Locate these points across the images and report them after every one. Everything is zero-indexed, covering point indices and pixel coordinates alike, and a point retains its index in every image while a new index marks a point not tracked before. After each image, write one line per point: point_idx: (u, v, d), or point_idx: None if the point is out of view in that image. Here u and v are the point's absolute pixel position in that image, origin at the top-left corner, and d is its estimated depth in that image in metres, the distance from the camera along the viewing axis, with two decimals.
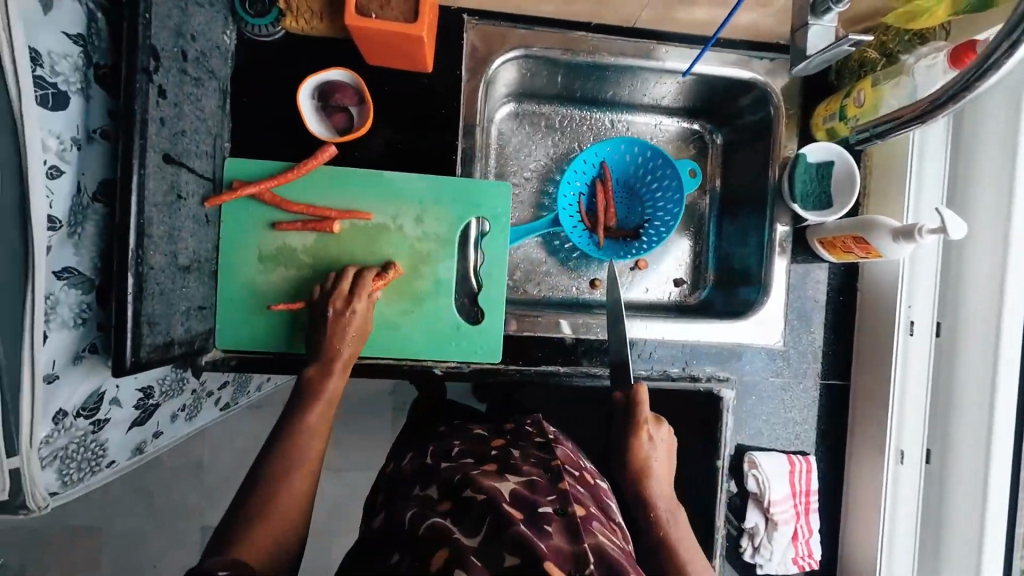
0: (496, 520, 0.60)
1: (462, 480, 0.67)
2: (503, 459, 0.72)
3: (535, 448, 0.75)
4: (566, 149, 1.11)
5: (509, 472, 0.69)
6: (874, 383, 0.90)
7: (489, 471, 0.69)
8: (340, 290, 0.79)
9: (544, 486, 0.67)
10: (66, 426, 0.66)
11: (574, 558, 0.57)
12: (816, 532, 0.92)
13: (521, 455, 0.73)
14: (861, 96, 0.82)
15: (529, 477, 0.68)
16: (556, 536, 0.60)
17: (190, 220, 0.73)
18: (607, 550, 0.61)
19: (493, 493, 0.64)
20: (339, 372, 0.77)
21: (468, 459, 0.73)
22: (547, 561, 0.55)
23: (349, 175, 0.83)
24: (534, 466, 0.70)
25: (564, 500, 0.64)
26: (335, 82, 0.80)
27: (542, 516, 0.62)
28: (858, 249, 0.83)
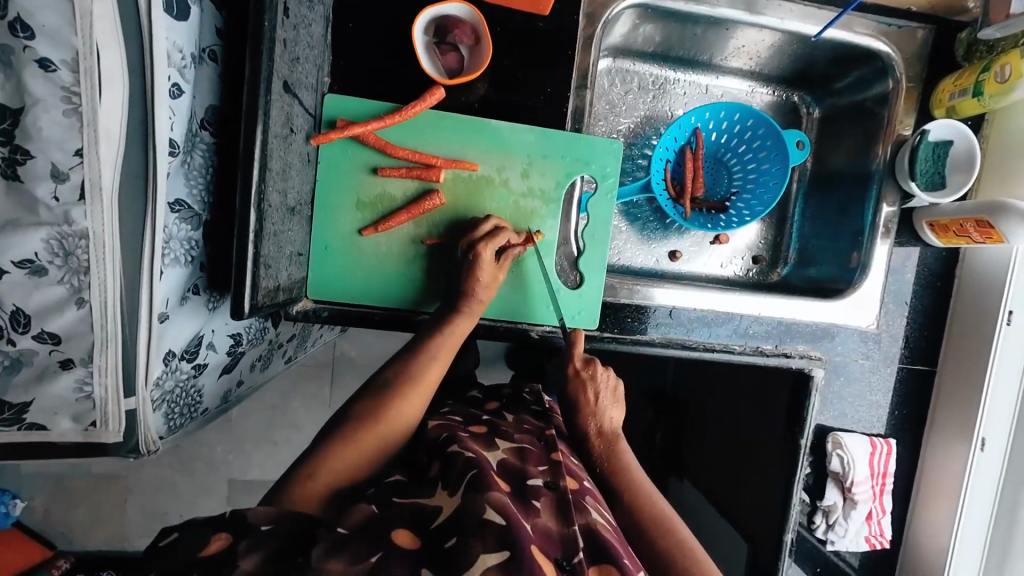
0: (480, 474, 0.55)
1: (447, 437, 0.61)
2: (493, 426, 0.69)
3: (528, 416, 0.74)
4: (657, 112, 1.06)
5: (499, 438, 0.65)
6: (966, 371, 0.89)
7: (478, 436, 0.65)
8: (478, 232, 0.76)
9: (535, 456, 0.63)
10: (173, 368, 0.62)
11: (563, 542, 0.53)
12: (889, 513, 0.93)
13: (512, 424, 0.71)
14: (1006, 70, 0.78)
15: (519, 444, 0.65)
16: (544, 514, 0.55)
17: (298, 158, 0.68)
18: (600, 528, 0.57)
19: (481, 455, 0.59)
20: (466, 314, 0.75)
21: (455, 421, 0.69)
22: (534, 546, 0.49)
23: (455, 121, 0.78)
24: (526, 434, 0.68)
25: (557, 473, 0.61)
26: (452, 16, 0.75)
27: (532, 489, 0.57)
28: (977, 233, 0.81)
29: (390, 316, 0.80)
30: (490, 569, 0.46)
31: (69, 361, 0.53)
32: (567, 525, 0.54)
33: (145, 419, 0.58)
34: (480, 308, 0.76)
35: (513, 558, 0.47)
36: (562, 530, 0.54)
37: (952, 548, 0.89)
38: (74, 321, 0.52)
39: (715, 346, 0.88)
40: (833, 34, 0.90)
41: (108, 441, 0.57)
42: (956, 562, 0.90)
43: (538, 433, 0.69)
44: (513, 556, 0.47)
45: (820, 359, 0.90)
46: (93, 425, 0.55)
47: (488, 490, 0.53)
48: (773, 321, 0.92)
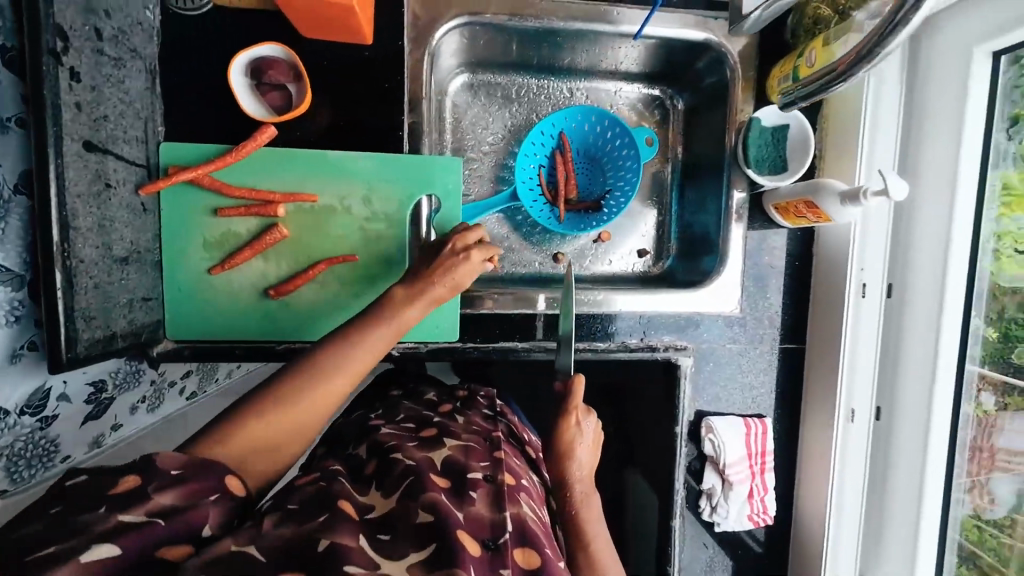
0: (417, 481, 0.61)
1: (393, 444, 0.68)
2: (443, 426, 0.74)
3: (478, 418, 0.80)
4: (525, 121, 1.08)
5: (446, 437, 0.71)
6: (825, 345, 0.91)
7: (426, 439, 0.71)
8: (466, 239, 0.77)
9: (477, 454, 0.69)
10: (10, 424, 0.66)
11: (492, 525, 0.58)
12: (771, 490, 0.96)
13: (462, 425, 0.77)
14: (813, 56, 0.79)
15: (465, 444, 0.71)
16: (478, 503, 0.60)
17: (123, 210, 0.71)
18: (528, 520, 0.61)
19: (423, 460, 0.65)
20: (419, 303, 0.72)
21: (408, 428, 0.75)
22: (459, 529, 0.55)
23: (292, 157, 0.81)
24: (472, 434, 0.74)
25: (496, 467, 0.67)
26: (267, 57, 0.76)
27: (468, 483, 0.63)
28: (810, 213, 0.83)
29: (252, 349, 0.84)
30: (416, 557, 0.52)
31: None
32: (498, 511, 0.60)
33: None
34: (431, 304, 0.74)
35: (434, 549, 0.52)
36: (493, 516, 0.59)
37: (830, 515, 0.92)
38: None
39: (581, 346, 0.91)
40: (670, 31, 0.93)
41: None
42: (836, 531, 0.92)
43: (486, 434, 0.76)
44: (434, 548, 0.53)
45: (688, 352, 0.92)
46: None
47: (423, 493, 0.59)
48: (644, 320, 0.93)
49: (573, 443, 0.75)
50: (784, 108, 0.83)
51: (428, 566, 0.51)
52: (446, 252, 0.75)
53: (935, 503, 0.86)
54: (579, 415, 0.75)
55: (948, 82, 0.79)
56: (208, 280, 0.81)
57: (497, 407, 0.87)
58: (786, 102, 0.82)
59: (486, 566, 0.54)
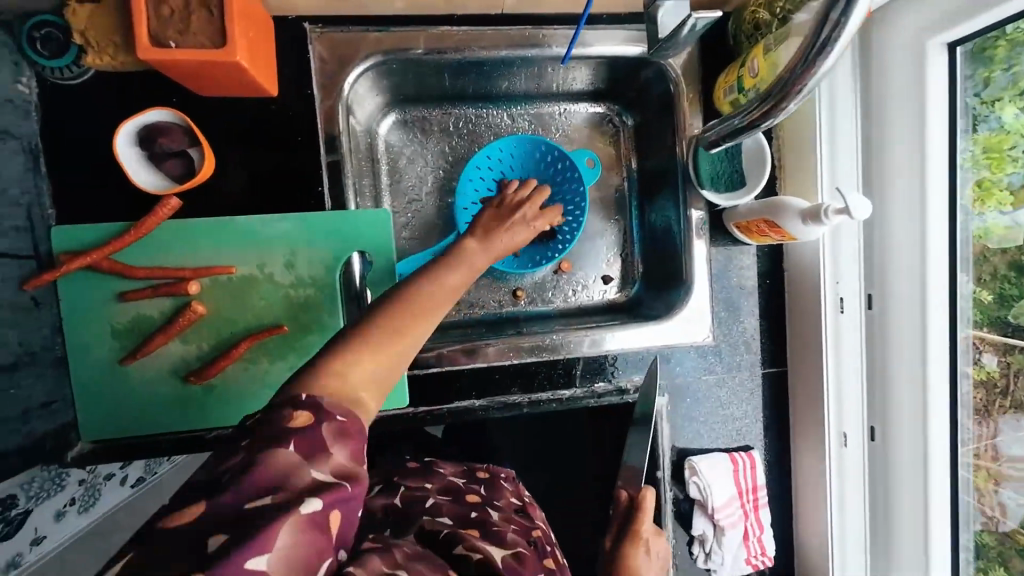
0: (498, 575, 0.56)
1: (452, 535, 0.62)
2: (483, 523, 0.67)
3: (519, 516, 0.73)
4: (467, 153, 1.01)
5: (495, 537, 0.64)
6: (808, 368, 0.84)
7: (483, 535, 0.65)
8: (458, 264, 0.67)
9: (530, 561, 0.63)
10: None
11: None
12: (768, 527, 0.88)
13: (501, 521, 0.69)
14: (755, 65, 0.73)
15: (514, 548, 0.63)
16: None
17: (7, 311, 0.63)
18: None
19: (490, 557, 0.59)
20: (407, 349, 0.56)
21: (448, 517, 0.68)
22: None
23: (197, 227, 0.73)
24: (516, 534, 0.67)
25: None
26: (158, 123, 0.68)
27: None
28: (772, 232, 0.77)
29: (181, 439, 0.76)
30: None
31: None
32: None
33: None
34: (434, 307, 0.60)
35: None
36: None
37: (832, 552, 0.84)
38: None
39: (543, 398, 0.84)
40: (603, 48, 0.88)
41: None
42: (840, 567, 0.85)
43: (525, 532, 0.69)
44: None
45: (632, 392, 0.86)
46: None
47: None
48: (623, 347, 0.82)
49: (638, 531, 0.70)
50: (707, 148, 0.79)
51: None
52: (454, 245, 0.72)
53: (945, 529, 0.78)
54: (647, 539, 0.71)
55: (901, 78, 0.73)
56: (121, 371, 0.74)
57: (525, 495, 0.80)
58: (711, 140, 0.77)
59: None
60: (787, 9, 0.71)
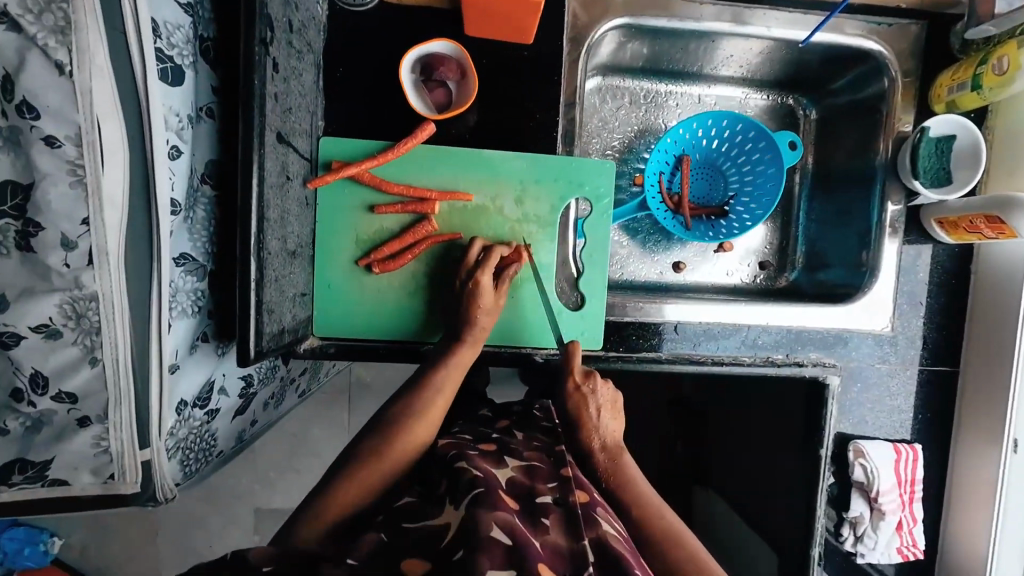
0: (487, 495, 0.56)
1: (456, 455, 0.64)
2: (503, 442, 0.71)
3: (537, 433, 0.75)
4: (650, 126, 1.06)
5: (508, 455, 0.68)
6: (990, 370, 0.86)
7: (488, 453, 0.67)
8: (488, 264, 0.76)
9: (544, 473, 0.65)
10: (186, 416, 0.65)
11: (574, 557, 0.53)
12: (920, 521, 0.89)
13: (522, 440, 0.73)
14: (1004, 62, 0.77)
15: (529, 462, 0.67)
16: (553, 531, 0.56)
17: (296, 203, 0.71)
18: (610, 541, 0.58)
19: (489, 474, 0.60)
20: (469, 344, 0.76)
21: (466, 439, 0.72)
22: (540, 564, 0.50)
23: (446, 155, 0.79)
24: (535, 450, 0.70)
25: (566, 489, 0.62)
26: (438, 54, 0.76)
27: (541, 508, 0.59)
28: (988, 229, 0.79)
29: (394, 349, 0.81)
30: None
31: (86, 418, 0.55)
32: (576, 540, 0.55)
33: (161, 469, 0.60)
34: (483, 335, 0.77)
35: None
36: (572, 544, 0.54)
37: (993, 556, 0.85)
38: (89, 379, 0.54)
39: (725, 360, 0.87)
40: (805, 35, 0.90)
41: (126, 493, 0.59)
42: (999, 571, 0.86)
43: (548, 448, 0.71)
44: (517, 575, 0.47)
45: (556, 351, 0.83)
46: (112, 477, 0.57)
47: (496, 512, 0.54)
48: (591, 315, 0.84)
49: (584, 402, 0.75)
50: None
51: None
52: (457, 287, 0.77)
53: None
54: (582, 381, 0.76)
55: None
56: (361, 277, 0.80)
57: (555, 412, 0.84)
58: None
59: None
60: None
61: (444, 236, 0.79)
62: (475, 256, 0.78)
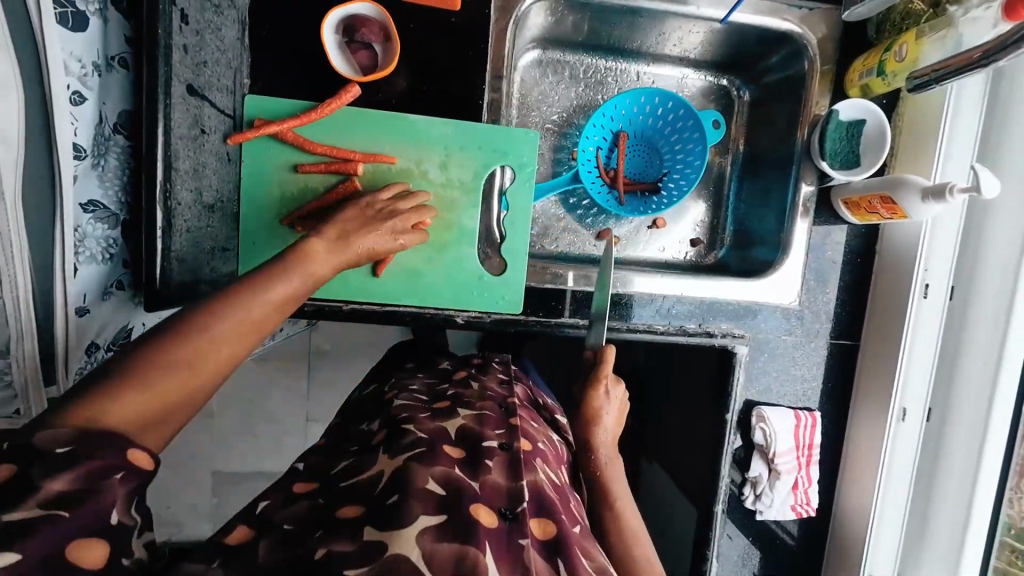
0: (427, 451, 0.62)
1: (406, 417, 0.70)
2: (456, 397, 0.76)
3: (491, 382, 0.82)
4: (590, 101, 1.08)
5: (460, 408, 0.73)
6: (883, 344, 0.91)
7: (440, 410, 0.72)
8: (395, 207, 0.76)
9: (492, 422, 0.71)
10: (98, 359, 0.67)
11: (510, 494, 0.59)
12: (815, 482, 0.96)
13: (475, 393, 0.78)
14: (903, 50, 0.80)
15: (480, 411, 0.72)
16: (494, 472, 0.61)
17: (213, 157, 0.72)
18: (544, 487, 0.64)
19: (435, 432, 0.66)
20: (348, 254, 0.69)
21: (421, 400, 0.77)
22: (476, 501, 0.55)
23: (371, 118, 0.81)
24: (487, 402, 0.75)
25: (511, 435, 0.68)
26: (361, 15, 0.78)
27: (486, 450, 0.64)
28: (884, 210, 0.84)
29: (319, 308, 0.84)
30: (430, 527, 0.51)
31: None
32: (514, 480, 0.61)
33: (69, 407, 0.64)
34: (361, 257, 0.72)
35: (449, 521, 0.52)
36: (510, 485, 0.60)
37: (874, 514, 0.93)
38: None
39: (640, 327, 0.91)
40: (739, 17, 0.93)
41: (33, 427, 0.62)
42: (879, 530, 0.93)
43: (500, 400, 0.77)
44: (450, 518, 0.53)
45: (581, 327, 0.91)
46: (16, 413, 0.60)
47: (434, 464, 0.59)
48: (513, 281, 0.88)
49: (598, 408, 0.78)
50: (912, 91, 0.77)
51: (439, 534, 0.50)
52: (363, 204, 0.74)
53: (987, 503, 0.88)
54: (607, 385, 0.79)
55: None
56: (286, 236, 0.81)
57: (512, 369, 0.90)
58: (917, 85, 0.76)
59: (505, 536, 0.54)
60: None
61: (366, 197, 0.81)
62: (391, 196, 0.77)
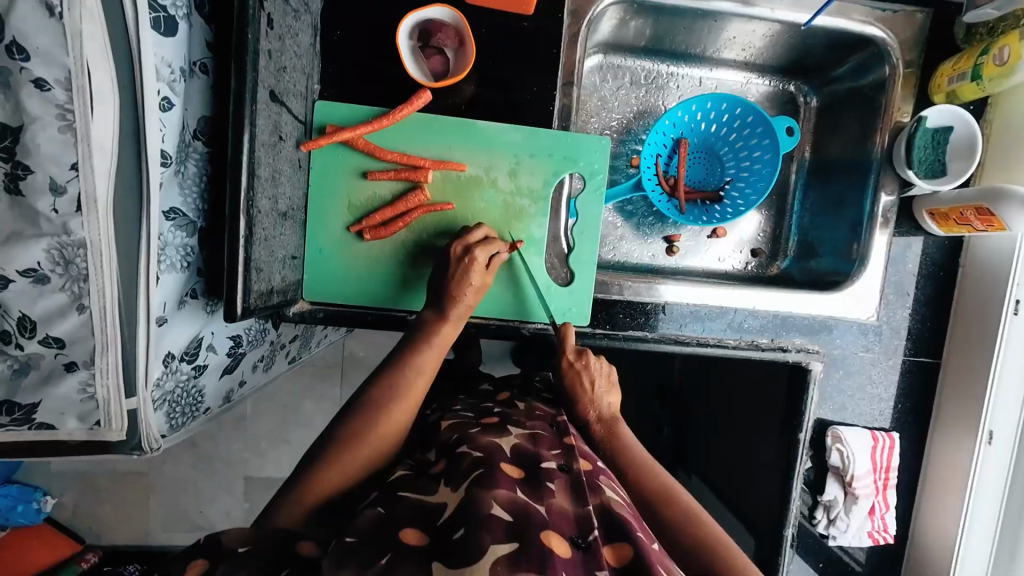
0: (487, 472, 0.56)
1: (458, 438, 0.64)
2: (505, 416, 0.71)
3: (539, 404, 0.78)
4: (650, 107, 1.05)
5: (511, 425, 0.68)
6: (970, 363, 0.86)
7: (490, 427, 0.67)
8: (467, 237, 0.77)
9: (547, 442, 0.66)
10: (172, 369, 0.66)
11: (578, 522, 0.54)
12: (893, 508, 0.91)
13: (522, 414, 0.73)
14: (1004, 53, 0.76)
15: (532, 432, 0.68)
16: (559, 495, 0.57)
17: (288, 164, 0.71)
18: (615, 506, 0.58)
19: (490, 450, 0.61)
20: (452, 320, 0.73)
21: (468, 417, 0.71)
22: (546, 530, 0.51)
23: (442, 123, 0.79)
24: (537, 422, 0.71)
25: (569, 456, 0.64)
26: (435, 20, 0.77)
27: (545, 473, 0.59)
28: (978, 221, 0.80)
29: (383, 317, 0.81)
30: (501, 557, 0.46)
31: (73, 363, 0.55)
32: (581, 505, 0.56)
33: (146, 420, 0.62)
34: (466, 313, 0.75)
35: (522, 549, 0.47)
36: (577, 509, 0.56)
37: (959, 542, 0.87)
38: (76, 326, 0.54)
39: (710, 342, 0.88)
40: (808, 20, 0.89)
41: (111, 439, 0.60)
42: (964, 559, 0.88)
43: (550, 420, 0.73)
44: (521, 547, 0.48)
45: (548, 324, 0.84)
46: (97, 424, 0.58)
47: (495, 488, 0.54)
48: (581, 292, 0.85)
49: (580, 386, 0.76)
50: None
51: (512, 566, 0.46)
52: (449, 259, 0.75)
53: None
54: (575, 355, 0.78)
55: None
56: (354, 245, 0.80)
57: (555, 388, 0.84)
58: None
59: (582, 569, 0.49)
60: None
61: (437, 206, 0.79)
62: (480, 235, 0.77)
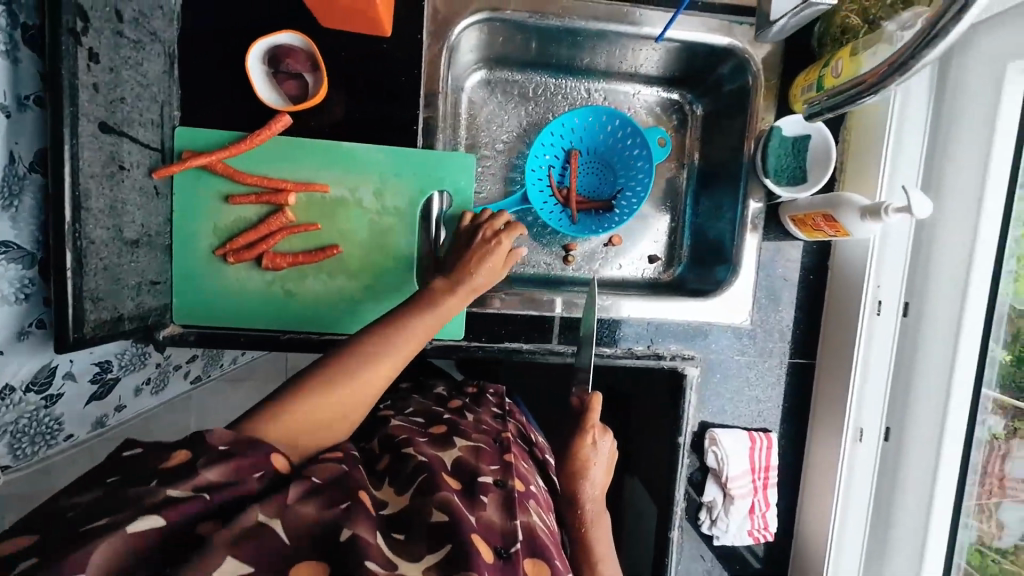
0: (430, 479, 0.60)
1: (405, 441, 0.68)
2: (453, 424, 0.74)
3: (487, 416, 0.80)
4: (540, 119, 1.07)
5: (457, 436, 0.71)
6: (836, 365, 0.89)
7: (437, 438, 0.70)
8: (494, 224, 0.79)
9: (489, 454, 0.69)
10: (15, 400, 0.67)
11: (503, 533, 0.57)
12: (773, 506, 0.93)
13: (472, 422, 0.76)
14: (839, 65, 0.79)
15: (476, 443, 0.70)
16: (489, 508, 0.59)
17: (136, 192, 0.72)
18: (538, 530, 0.60)
19: (434, 458, 0.65)
20: (460, 294, 0.75)
21: (417, 423, 0.75)
22: (475, 534, 0.54)
23: (303, 146, 0.81)
24: (482, 434, 0.73)
25: (506, 472, 0.66)
26: (286, 46, 0.77)
27: (480, 486, 0.62)
28: (827, 226, 0.83)
29: (255, 338, 0.83)
30: (429, 565, 0.50)
31: None
32: (509, 519, 0.59)
33: None
34: (472, 292, 0.76)
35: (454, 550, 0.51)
36: (504, 522, 0.58)
37: (830, 537, 0.90)
38: None
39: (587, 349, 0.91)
40: (680, 35, 0.92)
41: None
42: (837, 555, 0.90)
43: (496, 434, 0.75)
44: (453, 548, 0.52)
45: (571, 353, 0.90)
46: None
47: (436, 492, 0.58)
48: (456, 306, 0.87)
49: (587, 462, 0.74)
50: (813, 116, 0.79)
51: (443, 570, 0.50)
52: (479, 239, 0.78)
53: (942, 526, 0.84)
54: (595, 435, 0.74)
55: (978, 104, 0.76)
56: (219, 269, 0.81)
57: (506, 404, 0.85)
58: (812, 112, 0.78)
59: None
60: (878, 16, 0.75)
61: (300, 227, 0.80)
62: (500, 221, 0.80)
